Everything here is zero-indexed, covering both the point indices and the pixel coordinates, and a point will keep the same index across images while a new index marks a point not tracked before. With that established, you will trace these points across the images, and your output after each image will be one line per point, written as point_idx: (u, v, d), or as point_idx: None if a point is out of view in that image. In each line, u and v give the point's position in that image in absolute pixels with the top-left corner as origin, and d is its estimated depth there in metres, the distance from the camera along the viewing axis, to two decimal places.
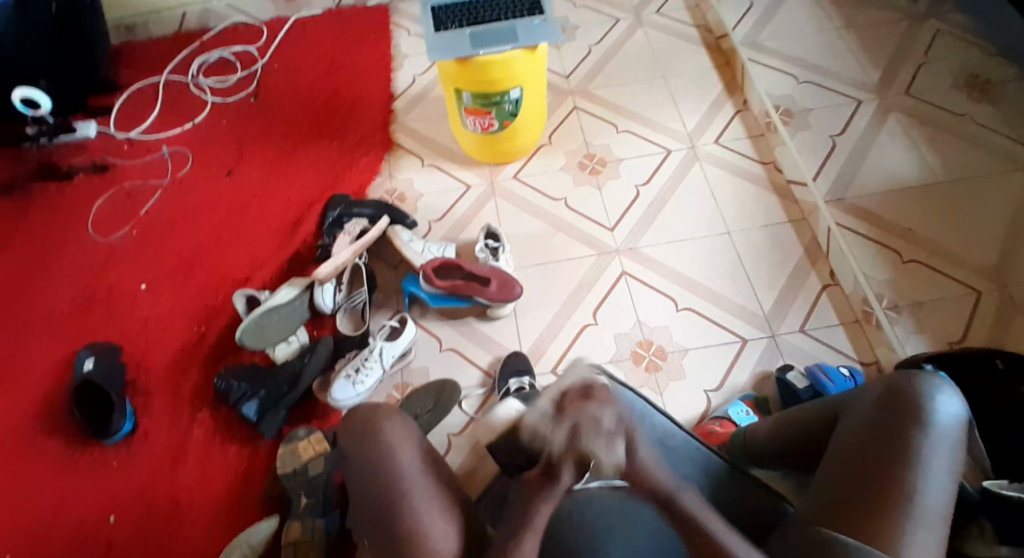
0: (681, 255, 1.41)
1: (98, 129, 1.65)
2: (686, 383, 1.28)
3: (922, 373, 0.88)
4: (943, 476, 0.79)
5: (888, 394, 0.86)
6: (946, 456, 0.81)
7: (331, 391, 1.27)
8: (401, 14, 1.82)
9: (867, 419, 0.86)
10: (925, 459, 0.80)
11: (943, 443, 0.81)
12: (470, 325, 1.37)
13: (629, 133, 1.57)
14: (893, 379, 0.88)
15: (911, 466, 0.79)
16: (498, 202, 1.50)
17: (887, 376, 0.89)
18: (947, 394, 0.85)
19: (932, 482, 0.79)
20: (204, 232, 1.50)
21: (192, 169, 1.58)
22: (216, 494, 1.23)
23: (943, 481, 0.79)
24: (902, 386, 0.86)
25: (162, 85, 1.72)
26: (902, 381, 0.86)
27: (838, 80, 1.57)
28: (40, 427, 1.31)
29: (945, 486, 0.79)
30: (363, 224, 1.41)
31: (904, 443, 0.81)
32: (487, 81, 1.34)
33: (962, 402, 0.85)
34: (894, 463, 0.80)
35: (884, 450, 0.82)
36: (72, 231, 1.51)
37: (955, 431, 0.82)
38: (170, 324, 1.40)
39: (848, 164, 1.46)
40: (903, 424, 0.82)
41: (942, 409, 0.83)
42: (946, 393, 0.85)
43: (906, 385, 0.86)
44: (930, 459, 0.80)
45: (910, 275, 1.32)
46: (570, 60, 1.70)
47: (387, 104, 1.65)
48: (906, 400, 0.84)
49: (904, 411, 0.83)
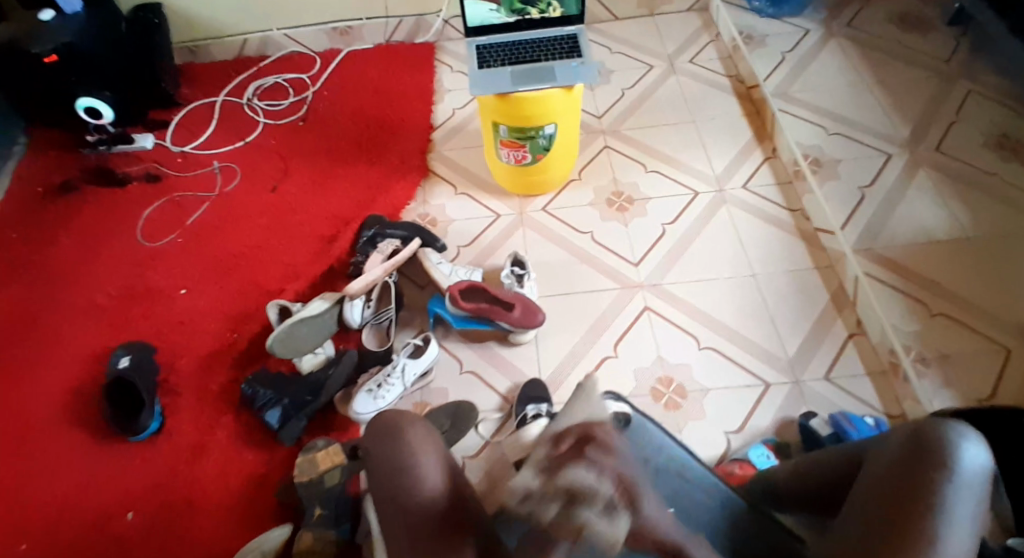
0: (704, 294, 1.42)
1: (154, 141, 1.74)
2: (706, 423, 1.28)
3: (950, 418, 0.83)
4: (968, 526, 0.70)
5: (911, 438, 0.79)
6: (972, 503, 0.72)
7: (353, 404, 1.29)
8: (446, 51, 1.91)
9: (889, 462, 0.79)
10: (946, 510, 0.76)
11: (969, 491, 0.72)
12: (492, 349, 1.40)
13: (659, 174, 1.60)
14: (916, 424, 0.82)
15: (933, 515, 0.71)
16: (526, 232, 1.53)
17: (912, 423, 0.83)
18: (974, 441, 0.76)
19: (957, 532, 0.69)
20: (244, 243, 1.56)
21: (238, 184, 1.66)
22: (233, 498, 1.25)
23: (969, 532, 0.69)
24: (926, 431, 0.80)
25: (218, 104, 1.81)
26: (926, 425, 0.79)
27: (868, 134, 1.60)
28: (71, 419, 1.34)
29: (971, 540, 0.69)
30: (395, 244, 1.46)
31: (923, 487, 0.74)
32: (523, 116, 1.39)
33: (992, 451, 0.81)
34: (915, 507, 0.71)
35: (902, 493, 0.74)
36: (121, 235, 1.59)
37: (983, 479, 0.74)
38: (204, 329, 1.45)
39: (877, 216, 1.47)
40: (925, 469, 0.75)
41: (972, 461, 0.77)
42: (972, 439, 0.77)
43: (930, 431, 0.79)
44: (956, 507, 0.71)
45: (938, 329, 1.31)
46: (604, 102, 1.76)
47: (426, 134, 1.72)
48: (930, 444, 0.77)
49: (927, 456, 0.76)
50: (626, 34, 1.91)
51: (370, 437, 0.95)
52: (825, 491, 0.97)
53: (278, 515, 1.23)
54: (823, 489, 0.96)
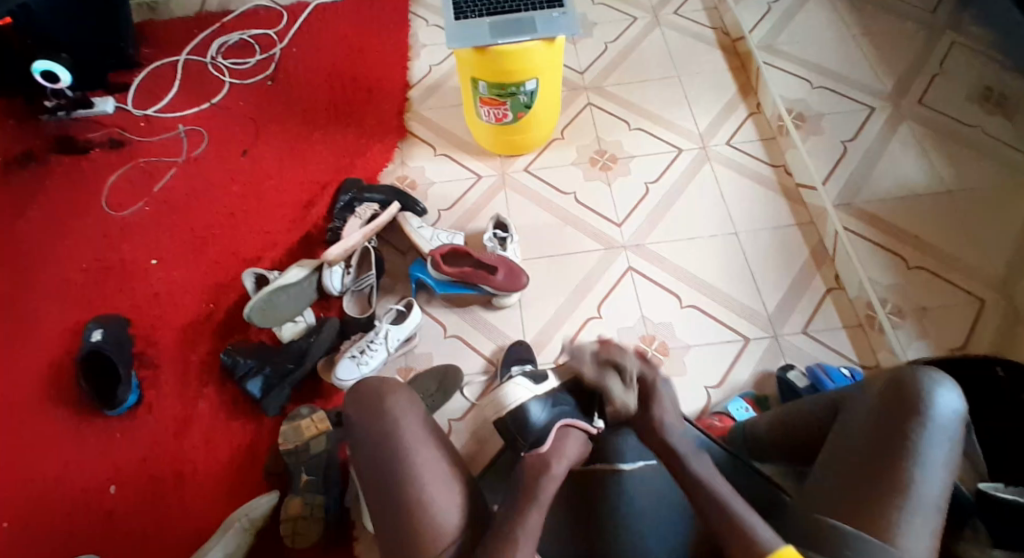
0: (688, 253, 1.42)
1: (116, 105, 1.67)
2: (688, 379, 1.29)
3: (921, 368, 0.87)
4: (940, 468, 0.80)
5: (888, 385, 0.87)
6: (944, 447, 0.81)
7: (336, 370, 1.28)
8: (420, 4, 1.83)
9: (868, 412, 0.86)
10: (922, 451, 0.80)
11: (941, 435, 0.81)
12: (476, 312, 1.38)
13: (641, 131, 1.58)
14: (893, 373, 0.89)
15: (907, 457, 0.80)
16: (508, 193, 1.51)
17: (888, 372, 0.89)
18: (946, 389, 0.84)
19: (930, 473, 0.79)
20: (217, 210, 1.51)
21: (207, 148, 1.60)
22: (218, 468, 1.24)
23: (940, 472, 0.79)
24: (902, 379, 0.87)
25: (181, 64, 1.73)
26: (902, 373, 0.86)
27: (852, 87, 1.57)
28: (47, 395, 1.32)
29: (942, 478, 0.79)
30: (374, 208, 1.43)
31: (901, 435, 0.82)
32: (504, 71, 1.35)
33: (962, 398, 0.85)
34: (895, 452, 0.81)
35: (883, 439, 0.82)
36: (87, 204, 1.53)
37: (953, 426, 0.82)
38: (180, 299, 1.41)
39: (858, 171, 1.47)
40: (902, 418, 0.83)
41: (942, 404, 0.83)
42: (945, 388, 0.85)
43: (907, 379, 0.86)
44: (927, 450, 0.80)
45: (915, 282, 1.33)
46: (586, 56, 1.71)
47: (402, 93, 1.66)
48: (905, 394, 0.85)
49: (901, 405, 0.84)
50: None
51: (356, 404, 0.95)
52: (801, 441, 1.00)
53: (265, 483, 1.23)
54: (801, 440, 0.99)
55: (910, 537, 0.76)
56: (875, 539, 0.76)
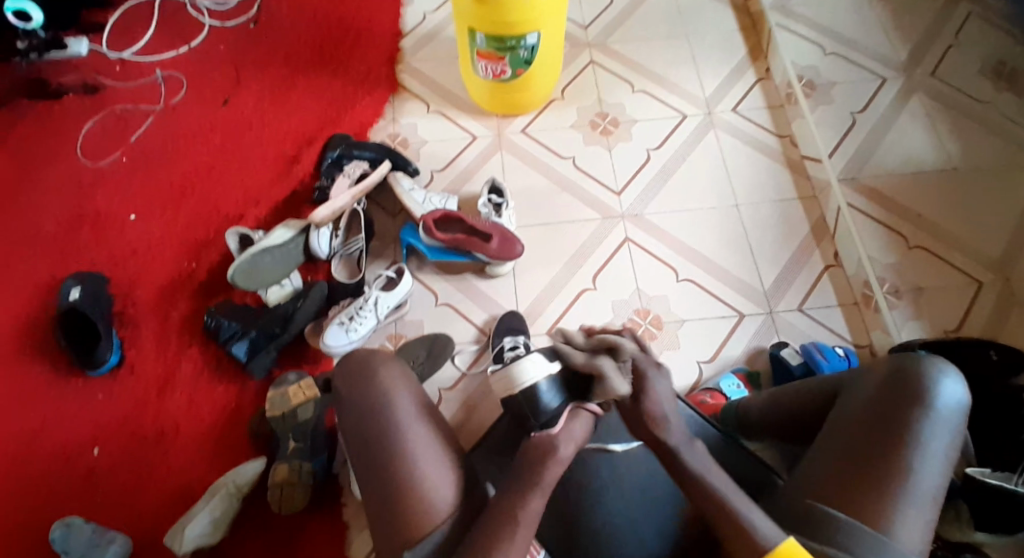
0: (687, 224, 1.38)
1: (89, 47, 1.56)
2: (681, 353, 1.28)
3: (926, 357, 0.87)
4: (939, 458, 0.79)
5: (893, 371, 0.87)
6: (944, 436, 0.81)
7: (324, 336, 1.25)
8: None
9: (870, 398, 0.85)
10: (924, 439, 0.80)
11: (943, 426, 0.81)
12: (468, 281, 1.35)
13: (645, 94, 1.51)
14: (898, 359, 0.88)
15: (909, 446, 0.79)
16: (504, 155, 1.45)
17: (893, 357, 0.89)
18: (950, 379, 0.84)
19: (930, 463, 0.79)
20: (197, 163, 1.44)
21: (187, 95, 1.51)
22: (203, 430, 1.22)
23: (939, 462, 0.79)
24: (907, 367, 0.86)
25: (158, 3, 1.62)
26: (908, 361, 0.86)
27: (865, 54, 1.51)
28: (23, 355, 1.28)
29: (941, 468, 0.79)
30: (364, 167, 1.37)
31: (903, 422, 0.81)
32: (503, 23, 1.27)
33: (965, 388, 0.85)
34: (897, 440, 0.80)
35: (884, 426, 0.82)
36: (60, 153, 1.45)
37: (954, 416, 0.82)
38: (160, 256, 1.36)
39: (866, 143, 1.43)
40: (904, 407, 0.82)
41: (945, 394, 0.83)
42: (949, 377, 0.84)
43: (912, 367, 0.86)
44: (929, 440, 0.80)
45: (915, 260, 1.31)
46: (590, 10, 1.62)
47: (394, 42, 1.57)
48: (910, 381, 0.84)
49: (905, 394, 0.83)
50: None
51: (349, 371, 0.92)
52: (795, 425, 0.99)
53: (251, 447, 1.22)
54: (794, 427, 0.99)
55: (905, 527, 0.76)
56: (869, 528, 0.75)
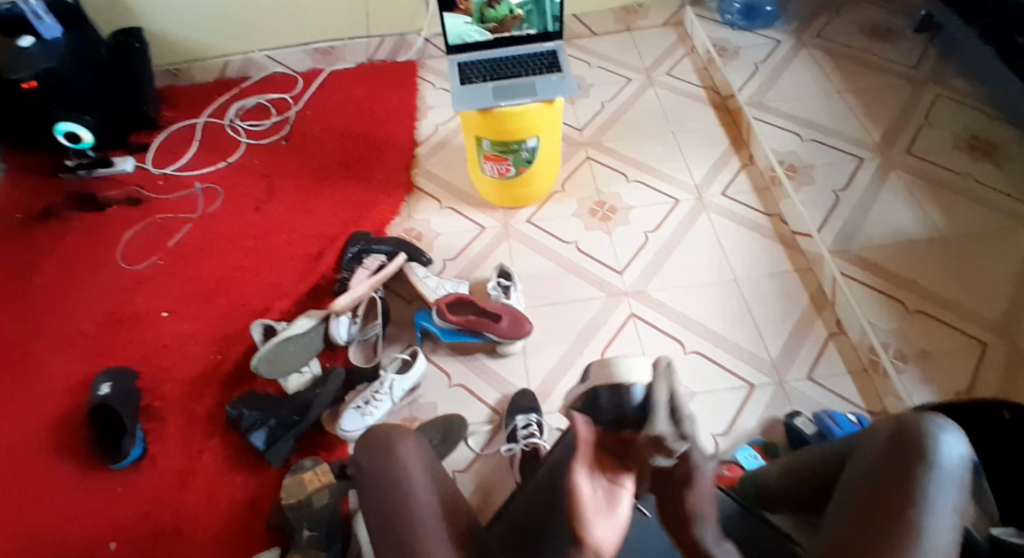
0: (689, 299, 1.44)
1: (135, 164, 1.73)
2: (694, 425, 1.28)
3: (925, 415, 0.88)
4: (950, 507, 0.76)
5: (893, 432, 0.87)
6: (953, 488, 0.78)
7: (340, 422, 1.28)
8: (428, 69, 1.92)
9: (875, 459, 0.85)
10: (931, 492, 0.78)
11: (948, 477, 0.79)
12: (480, 361, 1.39)
13: (640, 183, 1.63)
14: (900, 422, 0.89)
15: (916, 496, 0.78)
16: (511, 243, 1.54)
17: (896, 421, 0.90)
18: (952, 434, 0.84)
19: (941, 512, 0.76)
20: (228, 263, 1.55)
21: (222, 204, 1.65)
22: (220, 521, 1.23)
23: (951, 511, 0.76)
24: (907, 427, 0.87)
25: (200, 126, 1.81)
26: (908, 419, 0.87)
27: (838, 138, 1.63)
28: (52, 448, 1.32)
29: (953, 518, 0.76)
30: (382, 260, 1.47)
31: (909, 477, 0.80)
32: (505, 130, 1.41)
33: (967, 443, 0.84)
34: (904, 490, 0.78)
35: (891, 480, 0.81)
36: (103, 258, 1.57)
37: (960, 468, 0.80)
38: (189, 350, 1.43)
39: (852, 219, 1.49)
40: (908, 463, 0.82)
41: (947, 447, 0.82)
42: (950, 432, 0.84)
43: (913, 425, 0.87)
44: (936, 488, 0.78)
45: (915, 325, 1.33)
46: (585, 114, 1.78)
47: (410, 149, 1.73)
48: (910, 435, 0.84)
49: (907, 447, 0.83)
50: (603, 49, 1.94)
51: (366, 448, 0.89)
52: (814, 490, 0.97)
53: (266, 537, 1.21)
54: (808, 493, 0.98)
55: None
56: None
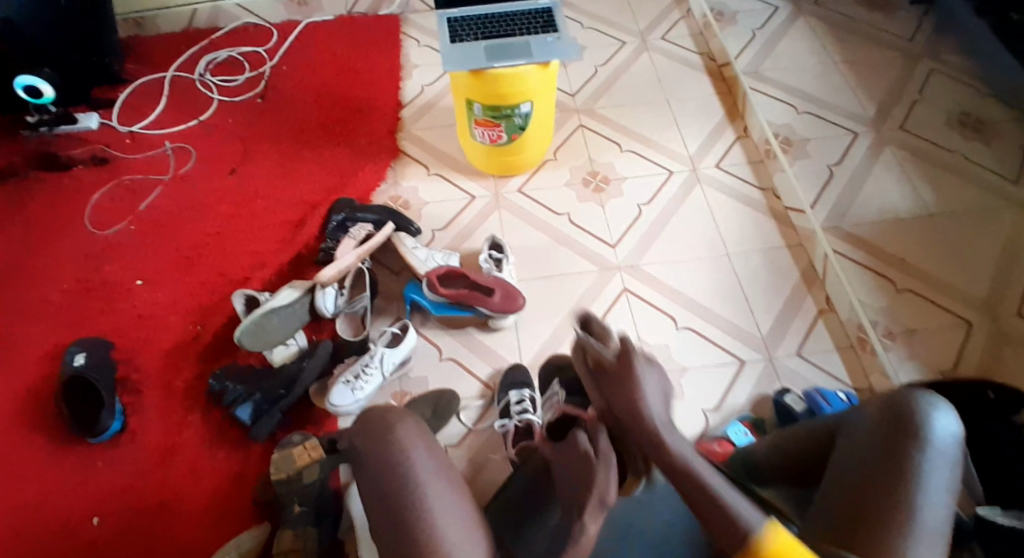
0: (681, 274, 1.43)
1: (99, 121, 1.63)
2: (686, 402, 1.29)
3: (919, 392, 0.85)
4: (942, 492, 0.76)
5: (886, 411, 0.84)
6: (944, 471, 0.77)
7: (330, 396, 1.24)
8: (412, 25, 1.83)
9: (868, 438, 0.83)
10: (924, 474, 0.77)
11: (941, 460, 0.78)
12: (471, 335, 1.37)
13: (632, 153, 1.60)
14: (890, 397, 0.87)
15: (909, 479, 0.76)
16: (502, 214, 1.50)
17: (886, 396, 0.87)
18: (943, 412, 0.82)
19: (932, 497, 0.75)
20: (204, 230, 1.48)
21: (195, 166, 1.57)
22: (206, 495, 1.19)
23: (941, 496, 0.76)
24: (899, 405, 0.84)
25: (168, 81, 1.70)
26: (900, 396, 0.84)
27: (835, 112, 1.62)
28: (23, 424, 1.26)
29: (944, 502, 0.75)
30: (368, 229, 1.40)
31: (903, 459, 0.78)
32: (499, 93, 1.35)
33: (959, 422, 0.82)
34: (896, 474, 0.77)
35: (884, 462, 0.79)
36: (69, 222, 1.48)
37: (951, 450, 0.79)
38: (166, 321, 1.37)
39: (846, 194, 1.50)
40: (901, 444, 0.80)
41: (940, 427, 0.80)
42: (941, 411, 0.82)
43: (904, 401, 0.84)
44: (928, 472, 0.77)
45: (902, 303, 1.35)
46: (577, 79, 1.73)
47: (395, 112, 1.65)
48: (903, 415, 0.82)
49: (900, 428, 0.81)
50: (595, 9, 1.87)
51: (364, 428, 0.86)
52: (810, 469, 0.96)
53: (254, 513, 1.18)
54: (801, 469, 0.97)
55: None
56: None
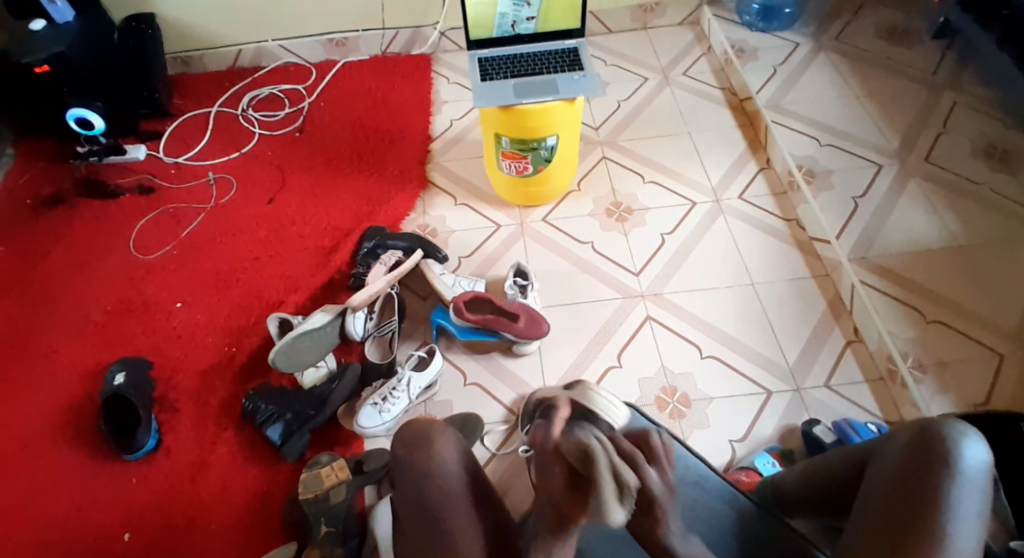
0: (705, 303, 1.44)
1: (146, 152, 1.71)
2: (710, 431, 1.28)
3: (947, 419, 0.83)
4: (973, 518, 0.74)
5: (915, 440, 0.82)
6: (975, 497, 0.76)
7: (358, 417, 1.28)
8: (443, 63, 1.91)
9: (896, 467, 0.81)
10: (953, 500, 0.75)
11: (972, 486, 0.76)
12: (496, 359, 1.39)
13: (656, 184, 1.63)
14: (920, 423, 0.85)
15: (938, 506, 0.75)
16: (527, 242, 1.54)
17: (915, 423, 0.85)
18: (973, 439, 0.80)
19: (963, 524, 0.74)
20: (241, 255, 1.53)
21: (234, 195, 1.63)
22: (235, 514, 1.22)
23: (973, 522, 0.74)
24: (929, 431, 0.82)
25: (212, 115, 1.79)
26: (928, 424, 0.82)
27: (859, 145, 1.63)
28: (64, 439, 1.30)
29: (975, 528, 0.74)
30: (398, 256, 1.44)
31: (931, 487, 0.77)
32: (526, 128, 1.40)
33: (990, 449, 0.80)
34: (925, 501, 0.76)
35: (913, 489, 0.78)
36: (115, 246, 1.55)
37: (983, 476, 0.77)
38: (203, 341, 1.42)
39: (872, 224, 1.51)
40: (931, 472, 0.78)
41: (968, 455, 0.78)
42: (971, 438, 0.80)
43: (931, 430, 0.82)
44: (960, 500, 0.75)
45: (932, 334, 1.34)
46: (600, 114, 1.78)
47: (425, 144, 1.71)
48: (933, 442, 0.80)
49: (929, 456, 0.79)
50: (620, 47, 1.93)
51: (403, 441, 0.92)
52: (835, 495, 0.95)
53: (282, 533, 1.20)
54: (831, 497, 0.95)
55: None
56: None
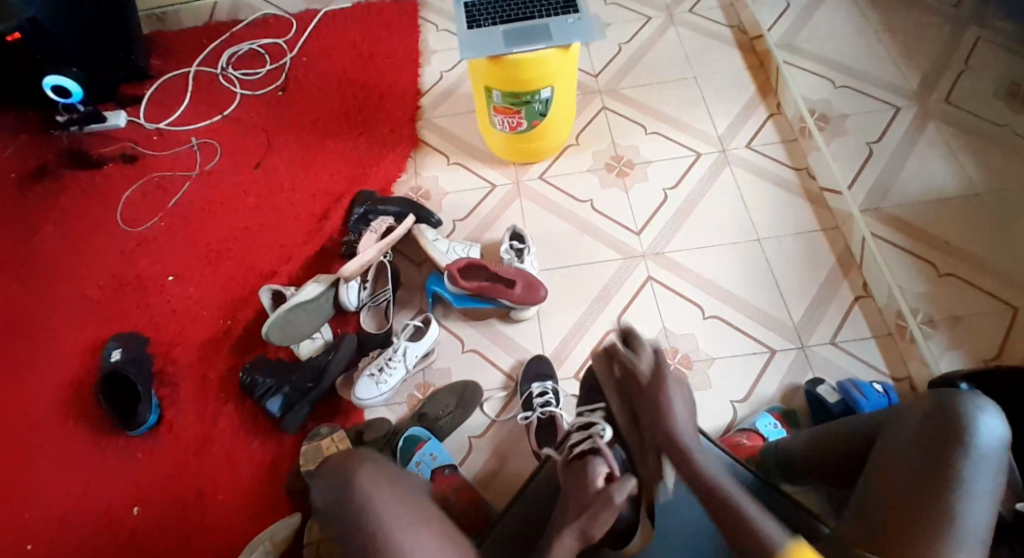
0: (707, 262, 1.39)
1: (127, 118, 1.66)
2: (714, 393, 1.26)
3: (964, 392, 0.77)
4: (984, 501, 0.70)
5: (932, 415, 0.76)
6: (988, 479, 0.71)
7: (355, 389, 1.26)
8: (431, 8, 1.80)
9: (909, 441, 0.76)
10: (967, 481, 0.70)
11: (985, 469, 0.71)
12: (494, 326, 1.36)
13: (658, 135, 1.55)
14: (935, 396, 0.79)
15: (951, 490, 0.70)
16: (523, 201, 1.48)
17: (929, 394, 0.79)
18: (990, 415, 0.75)
19: (974, 506, 0.69)
20: (231, 224, 1.50)
21: (220, 161, 1.59)
22: (240, 486, 1.23)
23: (984, 505, 0.70)
24: (947, 406, 0.76)
25: (192, 75, 1.72)
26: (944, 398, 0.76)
27: (876, 85, 1.53)
28: (67, 417, 1.32)
29: (986, 510, 0.69)
30: (389, 222, 1.40)
31: (944, 468, 0.72)
32: (518, 80, 1.32)
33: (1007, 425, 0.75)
34: (936, 483, 0.71)
35: (923, 468, 0.73)
36: (103, 219, 1.53)
37: (998, 455, 0.72)
38: (198, 313, 1.41)
39: (887, 172, 1.43)
40: (944, 451, 0.73)
41: (987, 433, 0.73)
42: (989, 413, 0.75)
43: (948, 404, 0.76)
44: (971, 483, 0.70)
45: (944, 289, 1.28)
46: (598, 58, 1.68)
47: (414, 99, 1.64)
48: (948, 420, 0.75)
49: (944, 435, 0.74)
50: None
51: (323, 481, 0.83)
52: (841, 468, 0.91)
53: (286, 502, 1.21)
54: (834, 473, 0.92)
55: None
56: None
